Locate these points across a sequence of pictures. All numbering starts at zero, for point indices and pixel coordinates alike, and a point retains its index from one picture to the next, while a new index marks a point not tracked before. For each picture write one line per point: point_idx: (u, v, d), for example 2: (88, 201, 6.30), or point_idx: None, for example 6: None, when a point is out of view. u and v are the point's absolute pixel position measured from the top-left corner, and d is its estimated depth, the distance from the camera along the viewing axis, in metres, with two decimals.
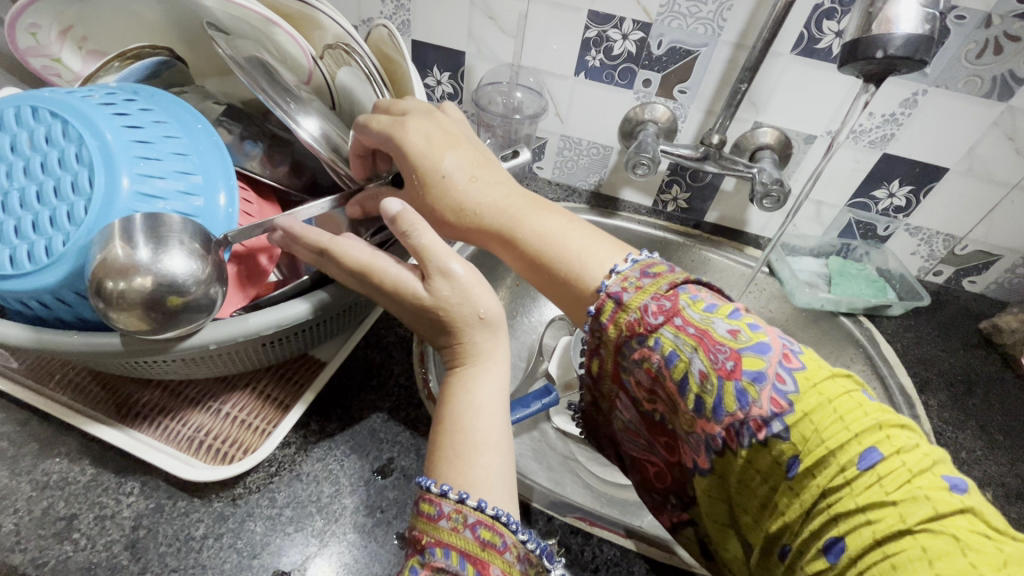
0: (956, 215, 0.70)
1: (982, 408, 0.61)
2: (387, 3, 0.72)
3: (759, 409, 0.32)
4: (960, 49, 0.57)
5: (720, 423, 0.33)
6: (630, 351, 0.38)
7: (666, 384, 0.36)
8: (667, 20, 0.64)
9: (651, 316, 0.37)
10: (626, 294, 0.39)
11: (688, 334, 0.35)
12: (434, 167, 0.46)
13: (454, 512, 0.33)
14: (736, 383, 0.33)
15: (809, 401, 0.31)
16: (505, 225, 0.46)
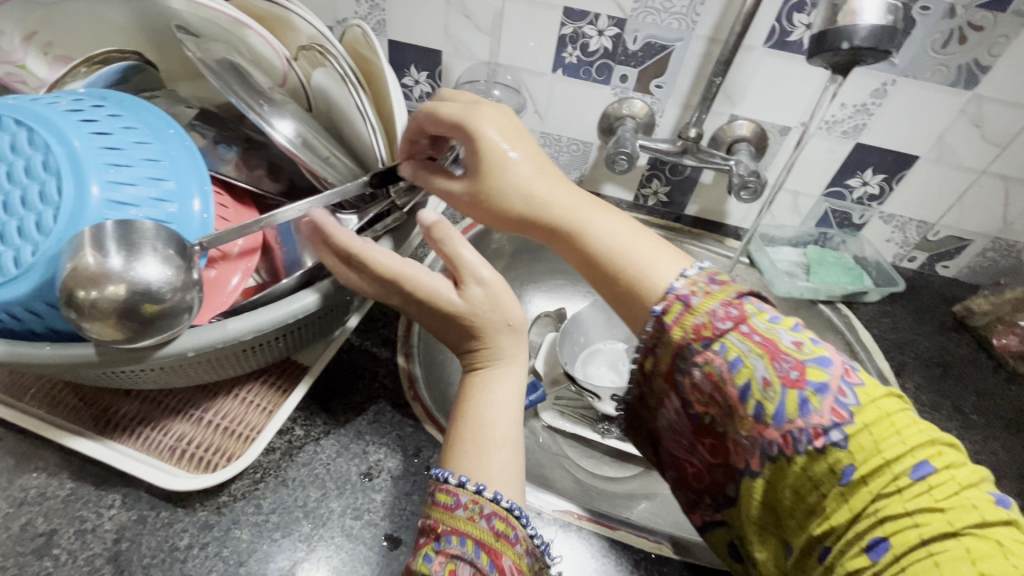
0: (928, 201, 0.71)
1: (956, 389, 0.63)
2: (362, 3, 0.71)
3: (821, 418, 0.33)
4: (926, 39, 0.59)
5: (781, 429, 0.34)
6: (691, 352, 0.38)
7: (725, 388, 0.37)
8: (641, 15, 0.64)
9: (719, 321, 0.37)
10: (695, 298, 0.39)
11: (754, 342, 0.36)
12: (504, 157, 0.45)
13: (471, 502, 0.35)
14: (801, 392, 0.34)
15: (869, 413, 0.32)
16: (568, 224, 0.44)
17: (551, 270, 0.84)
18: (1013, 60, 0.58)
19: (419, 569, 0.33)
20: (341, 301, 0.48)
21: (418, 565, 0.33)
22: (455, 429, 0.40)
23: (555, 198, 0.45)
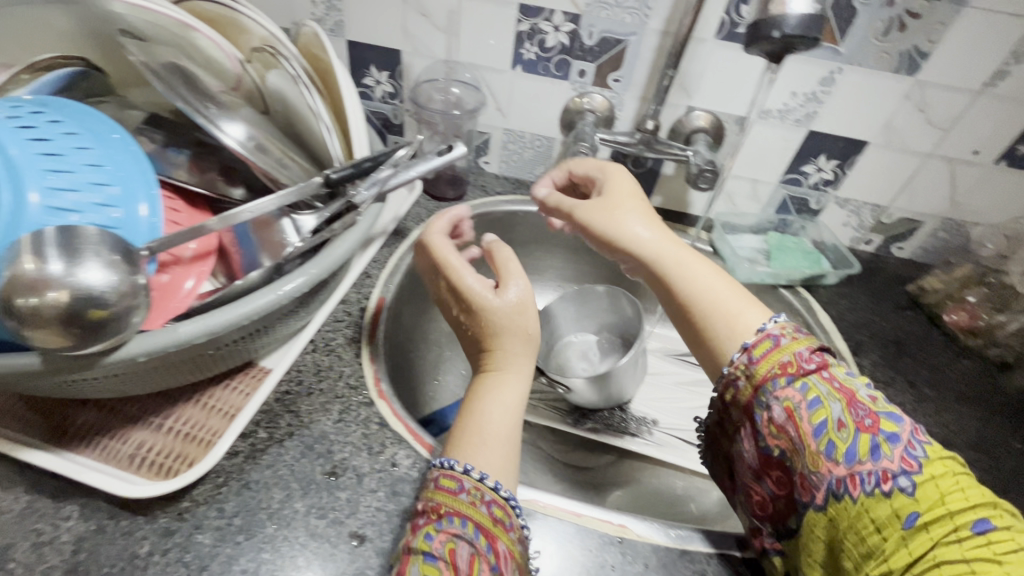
0: (880, 186, 0.74)
1: (910, 365, 0.65)
2: (319, 3, 0.71)
3: (890, 463, 0.38)
4: (868, 28, 0.60)
5: (849, 468, 0.39)
6: (774, 387, 0.43)
7: (800, 425, 0.41)
8: (595, 10, 0.65)
9: (804, 362, 0.43)
10: (785, 339, 0.44)
11: (835, 388, 0.41)
12: (627, 199, 0.51)
13: (473, 488, 0.39)
14: (872, 438, 0.39)
15: (936, 468, 0.37)
16: (664, 266, 0.47)
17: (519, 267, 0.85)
18: (951, 46, 0.61)
19: (420, 547, 0.37)
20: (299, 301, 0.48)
21: (419, 543, 0.37)
22: (462, 421, 0.43)
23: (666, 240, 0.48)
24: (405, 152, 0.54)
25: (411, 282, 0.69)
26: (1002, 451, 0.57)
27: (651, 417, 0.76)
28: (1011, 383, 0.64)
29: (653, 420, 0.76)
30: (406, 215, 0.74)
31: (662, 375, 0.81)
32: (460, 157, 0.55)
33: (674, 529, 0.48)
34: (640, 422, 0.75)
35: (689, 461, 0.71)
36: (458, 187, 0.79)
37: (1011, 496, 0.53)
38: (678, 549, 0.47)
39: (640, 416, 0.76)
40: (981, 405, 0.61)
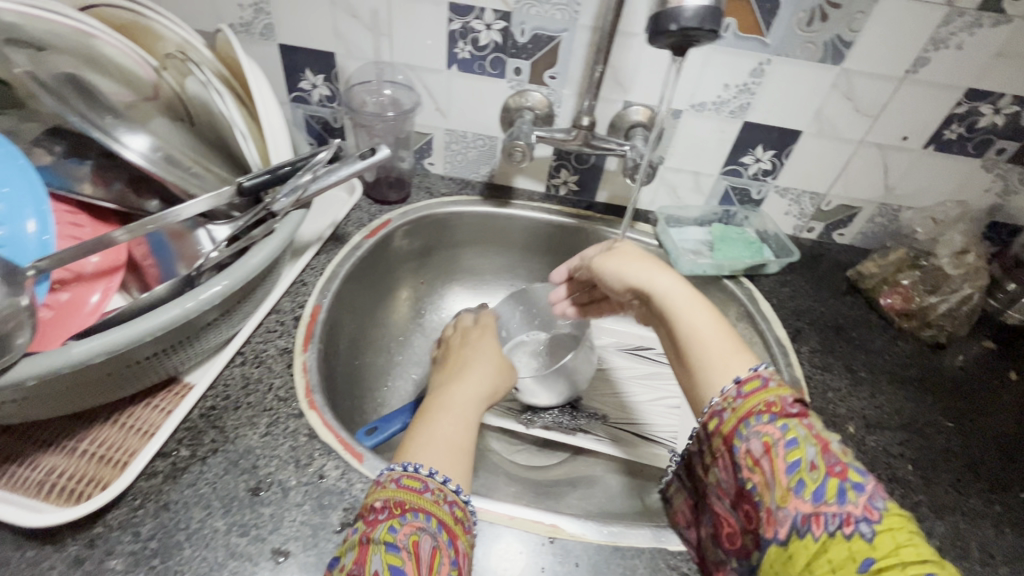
0: (818, 174, 0.75)
1: (847, 349, 0.66)
2: (245, 7, 0.69)
3: (854, 509, 0.35)
4: (792, 19, 0.61)
5: (815, 507, 0.36)
6: (754, 422, 0.41)
7: (773, 460, 0.39)
8: (525, 8, 0.65)
9: (789, 405, 0.41)
10: (774, 383, 0.43)
11: (814, 433, 0.39)
12: (638, 253, 0.55)
13: (438, 488, 0.41)
14: (840, 482, 0.36)
15: (898, 521, 0.34)
16: (668, 307, 0.49)
17: (469, 268, 0.85)
18: (872, 35, 0.61)
19: (381, 538, 0.37)
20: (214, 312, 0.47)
21: (382, 535, 0.37)
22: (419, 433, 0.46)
23: (669, 283, 0.50)
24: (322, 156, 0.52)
25: (351, 289, 0.68)
26: (934, 430, 0.58)
27: (601, 412, 0.76)
28: (943, 363, 0.66)
29: (602, 415, 0.75)
30: (347, 220, 0.73)
31: (616, 367, 0.82)
32: (384, 160, 0.53)
33: (607, 526, 0.48)
34: (590, 417, 0.75)
35: (639, 455, 0.71)
36: (400, 190, 0.79)
37: (941, 473, 0.54)
38: (611, 546, 0.46)
39: (589, 412, 0.76)
40: (915, 386, 0.63)
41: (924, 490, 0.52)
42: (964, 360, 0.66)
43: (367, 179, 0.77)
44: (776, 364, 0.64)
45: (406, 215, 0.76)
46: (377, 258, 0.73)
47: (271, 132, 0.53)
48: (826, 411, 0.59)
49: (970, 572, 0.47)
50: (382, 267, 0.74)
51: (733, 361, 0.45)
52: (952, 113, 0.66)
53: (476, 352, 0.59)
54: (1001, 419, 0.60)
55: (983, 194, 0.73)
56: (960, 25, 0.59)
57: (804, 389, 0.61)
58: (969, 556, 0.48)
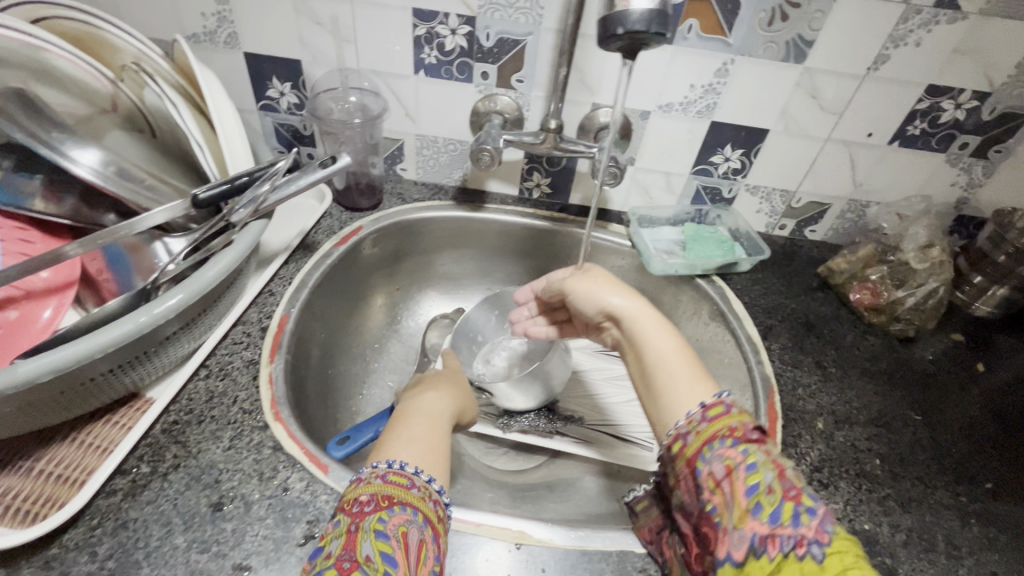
0: (786, 172, 0.75)
1: (818, 345, 0.66)
2: (209, 15, 0.68)
3: (807, 531, 0.34)
4: (753, 19, 0.61)
5: (771, 528, 0.35)
6: (717, 445, 0.40)
7: (734, 482, 0.38)
8: (489, 12, 0.65)
9: (750, 430, 0.41)
10: (736, 409, 0.42)
11: (772, 458, 0.39)
12: (611, 278, 0.57)
13: (424, 486, 0.40)
14: (795, 505, 0.35)
15: (849, 546, 0.33)
16: (638, 329, 0.51)
17: (444, 273, 0.84)
18: (833, 34, 0.62)
19: (371, 528, 0.36)
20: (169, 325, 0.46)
21: (371, 527, 0.36)
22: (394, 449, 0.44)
23: (641, 308, 0.52)
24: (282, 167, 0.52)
25: (322, 298, 0.67)
26: (902, 424, 0.58)
27: (578, 414, 0.76)
28: (911, 356, 0.66)
29: (579, 417, 0.75)
30: (316, 228, 0.73)
31: (591, 368, 0.82)
32: (343, 168, 0.53)
33: (574, 530, 0.48)
34: (567, 419, 0.75)
35: (618, 456, 0.69)
36: (371, 196, 0.78)
37: (908, 467, 0.54)
38: (578, 550, 0.46)
39: (566, 416, 0.75)
40: (884, 380, 0.63)
41: (891, 484, 0.53)
42: (932, 354, 0.67)
43: (338, 187, 0.77)
44: (747, 362, 0.64)
45: (378, 222, 0.75)
46: (348, 266, 0.72)
47: (227, 140, 0.53)
48: (796, 408, 0.59)
49: (936, 565, 0.47)
50: (354, 275, 0.74)
51: (694, 386, 0.45)
52: (914, 109, 0.67)
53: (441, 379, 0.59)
54: (968, 411, 0.61)
55: (949, 188, 0.73)
56: (917, 22, 0.60)
57: (774, 386, 0.61)
58: (935, 549, 0.48)
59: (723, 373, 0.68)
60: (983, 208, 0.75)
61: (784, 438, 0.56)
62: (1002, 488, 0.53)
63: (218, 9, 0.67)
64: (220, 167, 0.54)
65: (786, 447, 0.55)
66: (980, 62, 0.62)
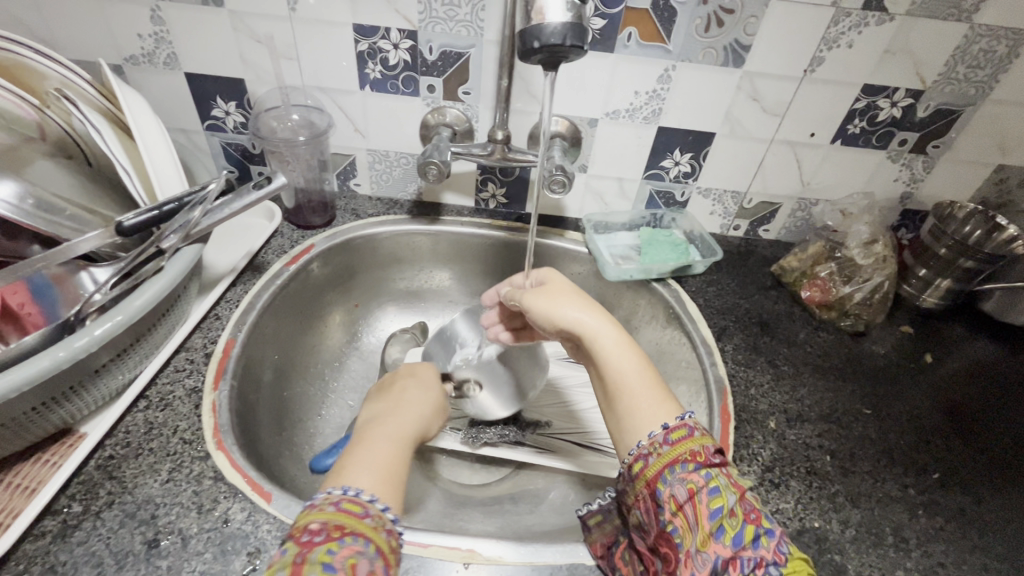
0: (736, 173, 0.76)
1: (770, 343, 0.67)
2: (145, 37, 0.66)
3: (766, 551, 0.37)
4: (690, 25, 0.62)
5: (733, 551, 0.37)
6: (678, 469, 0.42)
7: (696, 506, 0.39)
8: (430, 26, 0.64)
9: (710, 455, 0.42)
10: (698, 432, 0.44)
11: (731, 482, 0.41)
12: (568, 291, 0.54)
13: (378, 515, 0.39)
14: (756, 528, 0.38)
15: (799, 566, 0.37)
16: (599, 350, 0.49)
17: (404, 287, 0.84)
18: (768, 37, 0.63)
19: (318, 560, 0.35)
20: (93, 356, 0.45)
21: (319, 559, 0.35)
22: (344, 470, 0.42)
23: (600, 326, 0.50)
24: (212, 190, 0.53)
25: (273, 319, 0.66)
26: (851, 419, 0.59)
27: (545, 420, 0.74)
28: (862, 350, 0.68)
29: (547, 423, 0.73)
30: (266, 248, 0.72)
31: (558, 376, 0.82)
32: (277, 190, 0.56)
33: (523, 546, 0.48)
34: (533, 426, 0.73)
35: (581, 464, 0.67)
36: (324, 213, 0.77)
37: (858, 462, 0.55)
38: (527, 566, 0.46)
39: (533, 422, 0.73)
40: (835, 375, 0.64)
41: (841, 479, 0.53)
42: (882, 347, 0.68)
43: (289, 205, 0.76)
44: (701, 364, 0.65)
45: (332, 238, 0.75)
46: (301, 286, 0.71)
47: (155, 168, 0.54)
48: (748, 408, 0.59)
49: (884, 559, 0.47)
50: (307, 294, 0.73)
51: (657, 409, 0.46)
52: (853, 108, 0.68)
53: (410, 391, 0.56)
54: (916, 402, 0.62)
55: (893, 184, 0.75)
56: (848, 24, 0.61)
57: (727, 387, 0.61)
58: (883, 543, 0.49)
59: (681, 376, 0.68)
60: (926, 201, 0.76)
61: (736, 440, 0.56)
62: (949, 478, 0.54)
63: (155, 30, 0.66)
64: (149, 192, 0.55)
65: (738, 448, 0.55)
66: (911, 61, 0.63)
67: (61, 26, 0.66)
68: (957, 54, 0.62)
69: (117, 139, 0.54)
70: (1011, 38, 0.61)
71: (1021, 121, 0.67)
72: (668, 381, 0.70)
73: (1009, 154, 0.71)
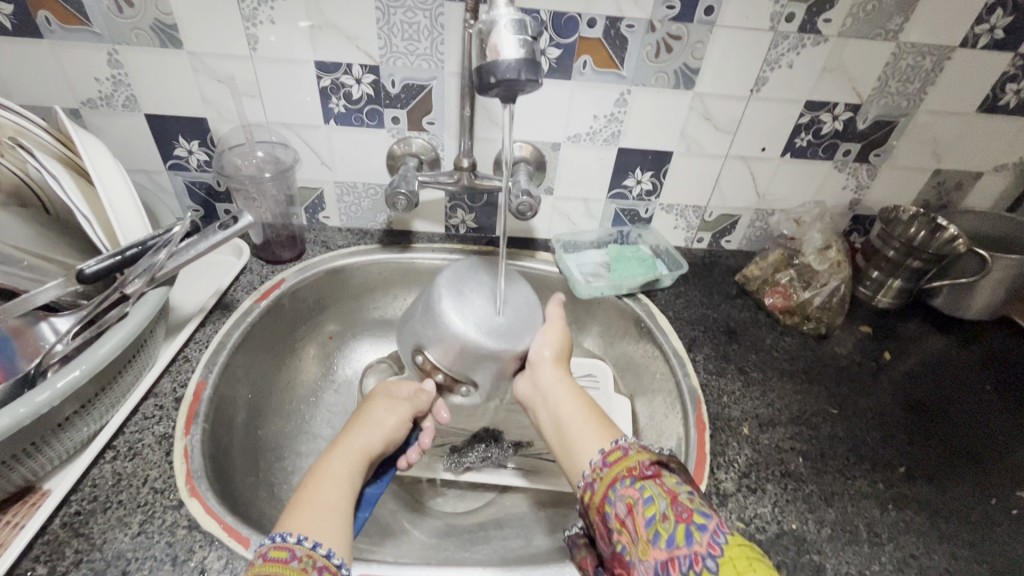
0: (696, 189, 0.79)
1: (740, 351, 0.69)
2: (103, 80, 0.66)
3: (698, 545, 0.37)
4: (641, 52, 0.65)
5: (668, 551, 0.38)
6: (619, 486, 0.44)
7: (635, 518, 0.41)
8: (391, 60, 0.66)
9: (644, 468, 0.44)
10: (634, 450, 0.46)
11: (663, 488, 0.42)
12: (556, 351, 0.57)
13: (307, 555, 0.39)
14: (686, 526, 0.38)
15: (734, 552, 0.36)
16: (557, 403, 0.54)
17: (378, 316, 0.83)
18: (715, 60, 0.66)
19: None
20: (54, 409, 0.44)
21: None
22: (291, 505, 0.43)
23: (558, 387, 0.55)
24: (178, 233, 0.53)
25: (244, 358, 0.65)
26: (820, 420, 0.61)
27: (527, 440, 0.73)
28: (826, 352, 0.70)
29: (528, 443, 0.73)
30: (235, 285, 0.71)
31: None
32: (244, 228, 0.56)
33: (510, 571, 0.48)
34: (515, 447, 0.72)
35: (565, 483, 0.67)
36: (293, 247, 0.77)
37: (828, 461, 0.57)
38: None
39: (515, 442, 0.73)
40: (802, 379, 0.66)
41: (814, 480, 0.55)
42: (844, 347, 0.71)
43: (257, 242, 0.76)
44: (674, 375, 0.66)
45: (302, 272, 0.74)
46: (273, 321, 0.70)
47: (116, 212, 0.53)
48: (722, 416, 0.61)
49: (859, 555, 0.49)
50: (279, 330, 0.72)
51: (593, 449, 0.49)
52: (798, 123, 0.72)
53: (363, 414, 0.54)
54: (878, 399, 0.65)
55: (841, 192, 0.79)
56: (786, 46, 0.65)
57: (700, 396, 0.63)
58: (857, 539, 0.50)
59: (657, 388, 0.69)
60: (873, 206, 0.81)
61: (712, 448, 0.57)
62: (913, 471, 0.57)
63: (113, 73, 0.66)
64: (110, 237, 0.54)
65: (715, 456, 0.57)
66: (846, 78, 0.68)
67: (15, 73, 0.65)
68: (887, 70, 0.67)
69: (75, 186, 0.54)
70: (934, 54, 0.66)
71: (950, 129, 0.73)
72: (645, 394, 0.72)
73: (943, 159, 0.76)
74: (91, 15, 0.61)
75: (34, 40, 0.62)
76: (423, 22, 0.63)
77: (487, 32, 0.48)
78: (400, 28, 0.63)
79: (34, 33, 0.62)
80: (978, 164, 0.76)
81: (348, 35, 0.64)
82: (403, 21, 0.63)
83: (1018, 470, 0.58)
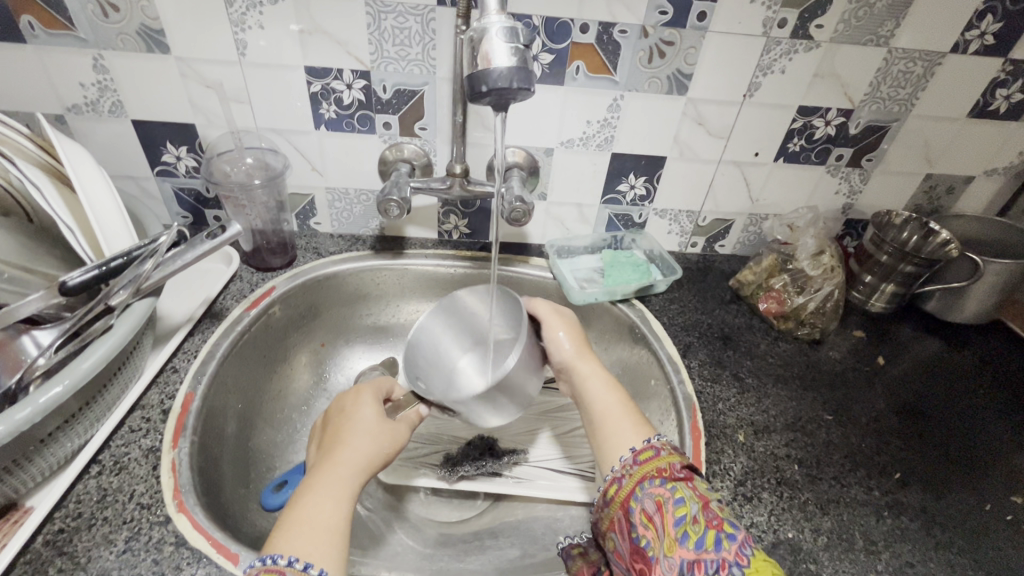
0: (690, 194, 0.79)
1: (734, 357, 0.69)
2: (88, 86, 0.65)
3: (728, 553, 0.38)
4: (634, 57, 0.65)
5: (697, 554, 0.39)
6: (648, 485, 0.44)
7: (664, 515, 0.42)
8: (382, 65, 0.65)
9: (676, 470, 0.45)
10: (665, 451, 0.47)
11: (695, 493, 0.43)
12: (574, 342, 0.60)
13: None
14: (717, 533, 0.40)
15: (759, 564, 0.38)
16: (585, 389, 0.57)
17: (371, 323, 0.82)
18: (708, 65, 0.66)
19: None
20: (36, 424, 0.43)
21: None
22: (280, 525, 0.42)
23: (587, 372, 0.58)
24: (167, 243, 0.53)
25: (233, 367, 0.64)
26: (815, 426, 0.61)
27: (521, 449, 0.72)
28: (820, 357, 0.70)
29: (523, 451, 0.72)
30: (224, 294, 0.70)
31: None
32: (232, 238, 0.56)
33: None
34: (510, 455, 0.71)
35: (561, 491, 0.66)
36: (283, 254, 0.76)
37: (824, 468, 0.57)
38: None
39: (510, 450, 0.72)
40: (798, 384, 0.66)
41: (810, 488, 0.55)
42: (838, 352, 0.71)
43: (246, 249, 0.75)
44: (669, 382, 0.66)
45: (293, 279, 0.73)
46: (263, 331, 0.69)
47: (101, 222, 0.53)
48: (718, 423, 0.61)
49: (856, 564, 0.49)
50: (271, 339, 0.71)
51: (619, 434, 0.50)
52: (791, 128, 0.72)
53: (353, 421, 0.53)
54: (872, 404, 0.65)
55: (834, 196, 0.79)
56: (779, 51, 0.65)
57: (695, 403, 0.63)
58: (854, 547, 0.50)
59: (652, 394, 0.69)
60: (866, 211, 0.81)
61: (707, 456, 0.57)
62: (909, 477, 0.57)
63: (99, 79, 0.64)
64: (95, 248, 0.53)
65: (710, 465, 0.56)
66: (838, 83, 0.68)
67: None
68: (879, 75, 0.67)
69: (56, 195, 0.53)
70: (925, 60, 0.66)
71: (941, 134, 0.73)
72: (640, 400, 0.71)
73: (934, 163, 0.76)
74: (75, 20, 0.60)
75: (17, 45, 0.61)
76: (414, 28, 0.62)
77: (479, 40, 0.47)
78: (391, 33, 0.62)
79: (18, 38, 0.61)
80: (968, 168, 0.76)
81: (338, 40, 0.63)
82: (394, 27, 0.62)
83: (1012, 475, 0.58)
